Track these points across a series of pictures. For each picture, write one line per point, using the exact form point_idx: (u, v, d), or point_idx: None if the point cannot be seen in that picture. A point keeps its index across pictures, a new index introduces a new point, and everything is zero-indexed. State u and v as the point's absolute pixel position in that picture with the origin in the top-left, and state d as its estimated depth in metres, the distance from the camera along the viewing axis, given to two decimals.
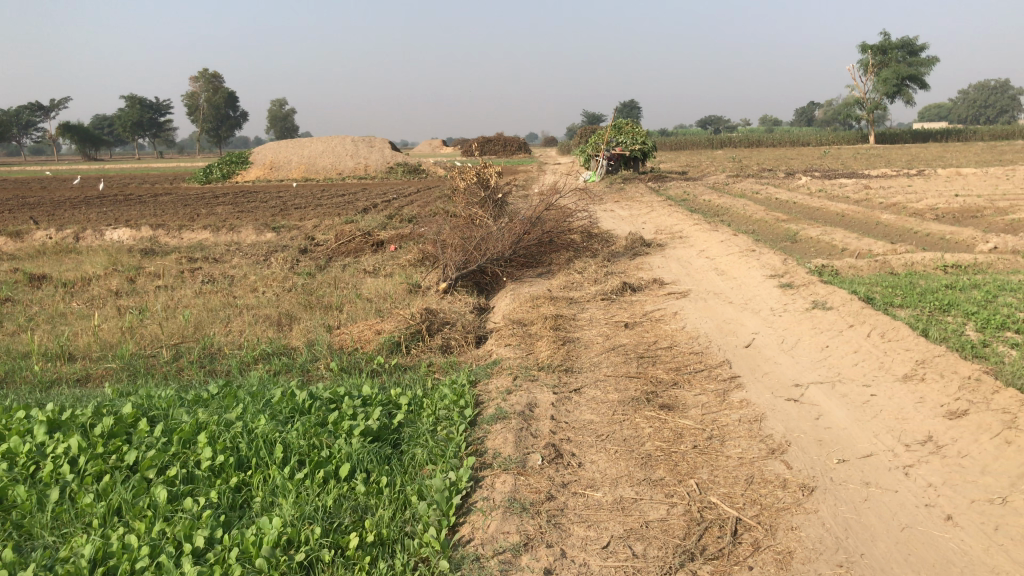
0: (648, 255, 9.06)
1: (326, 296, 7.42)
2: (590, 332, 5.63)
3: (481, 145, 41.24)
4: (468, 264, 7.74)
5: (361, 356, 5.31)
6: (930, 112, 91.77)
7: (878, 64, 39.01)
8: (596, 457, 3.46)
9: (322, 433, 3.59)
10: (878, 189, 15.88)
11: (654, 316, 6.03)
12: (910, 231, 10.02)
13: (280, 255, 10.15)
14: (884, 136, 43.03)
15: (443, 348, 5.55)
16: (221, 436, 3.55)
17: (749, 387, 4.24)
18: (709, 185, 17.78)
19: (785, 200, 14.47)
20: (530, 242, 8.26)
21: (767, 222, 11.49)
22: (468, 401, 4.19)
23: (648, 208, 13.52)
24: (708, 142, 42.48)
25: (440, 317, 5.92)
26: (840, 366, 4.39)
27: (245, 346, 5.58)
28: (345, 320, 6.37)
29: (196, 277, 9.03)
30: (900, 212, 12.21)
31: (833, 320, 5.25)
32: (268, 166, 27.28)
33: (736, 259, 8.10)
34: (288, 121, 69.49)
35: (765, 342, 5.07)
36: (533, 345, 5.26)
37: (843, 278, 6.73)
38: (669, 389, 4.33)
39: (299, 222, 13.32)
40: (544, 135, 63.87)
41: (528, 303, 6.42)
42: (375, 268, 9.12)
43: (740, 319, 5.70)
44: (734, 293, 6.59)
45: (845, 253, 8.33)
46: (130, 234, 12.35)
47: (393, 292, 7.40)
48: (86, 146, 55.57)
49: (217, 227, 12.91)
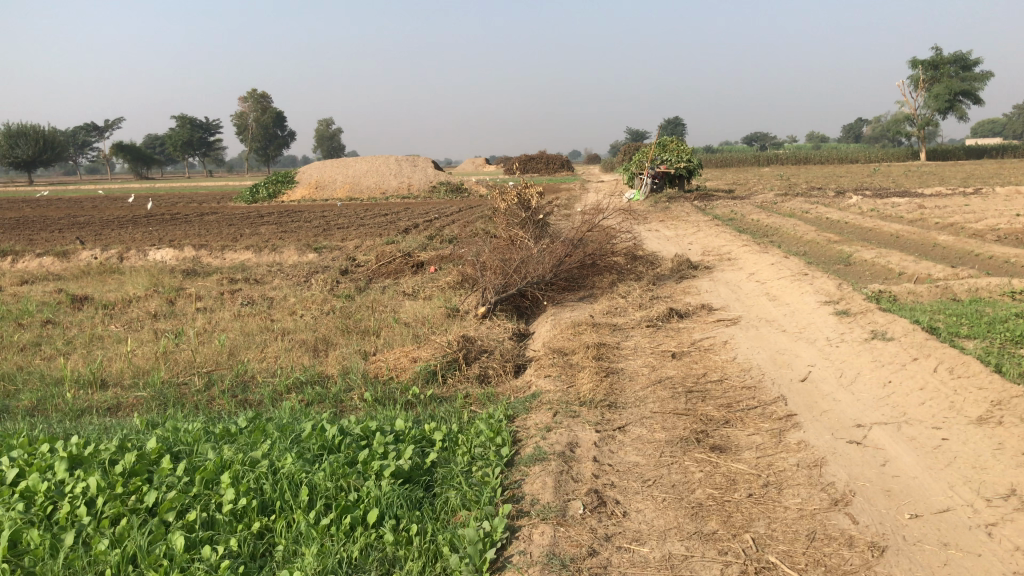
0: (695, 278, 8.78)
1: (363, 320, 7.27)
2: (635, 362, 5.39)
3: (525, 163, 41.15)
4: (508, 288, 7.54)
5: (396, 386, 5.12)
6: (983, 127, 89.72)
7: (930, 80, 38.18)
8: (642, 506, 3.22)
9: (350, 473, 3.39)
10: (932, 208, 15.38)
11: (702, 345, 5.76)
12: (970, 254, 9.60)
13: (319, 277, 10.05)
14: (936, 153, 42.03)
15: (481, 377, 5.34)
16: (245, 477, 3.37)
17: (806, 427, 3.96)
18: (757, 204, 17.38)
19: (835, 220, 14.05)
20: (572, 265, 8.04)
21: (818, 243, 11.13)
22: (506, 438, 3.97)
23: (694, 228, 13.22)
24: (754, 160, 41.91)
25: (478, 345, 5.72)
26: (905, 405, 4.08)
27: (278, 374, 5.43)
28: (381, 346, 6.20)
29: (235, 299, 8.96)
30: (958, 233, 11.75)
31: (895, 352, 4.94)
32: (313, 185, 27.47)
33: (787, 283, 7.79)
34: (335, 141, 70.30)
35: (821, 376, 4.78)
36: (575, 376, 5.03)
37: (903, 305, 6.40)
38: (719, 428, 4.07)
39: (340, 243, 13.26)
40: (588, 153, 63.70)
41: (570, 329, 6.19)
42: (414, 290, 8.97)
43: (793, 350, 5.41)
44: (786, 320, 6.29)
45: (902, 278, 7.97)
46: (173, 255, 12.37)
47: (431, 316, 7.22)
48: (137, 166, 56.70)
49: (258, 247, 12.89)
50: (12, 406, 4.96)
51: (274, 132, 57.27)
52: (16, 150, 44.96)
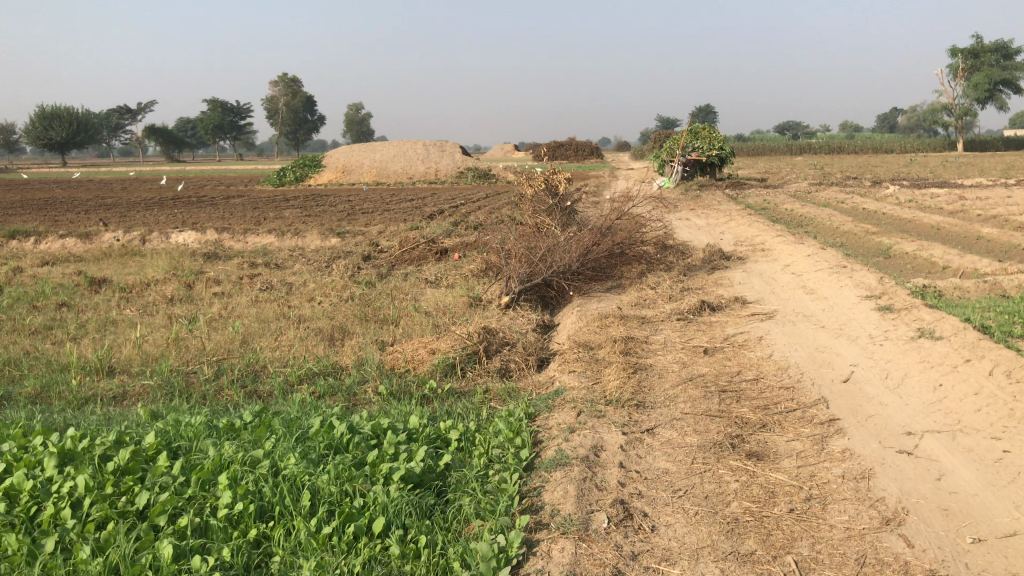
0: (727, 269, 8.46)
1: (383, 308, 7.04)
2: (665, 358, 5.10)
3: (553, 149, 40.75)
4: (533, 276, 7.28)
5: (411, 380, 4.88)
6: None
7: (970, 68, 37.22)
8: (673, 520, 2.94)
9: (356, 477, 3.15)
10: (974, 199, 14.88)
11: (736, 341, 5.45)
12: (1017, 247, 9.17)
13: (340, 263, 9.84)
14: (975, 144, 41.03)
15: (502, 372, 5.08)
16: (244, 479, 3.14)
17: (851, 434, 3.65)
18: (791, 193, 16.94)
19: (873, 211, 13.60)
20: (600, 254, 7.75)
21: (856, 234, 10.73)
22: (525, 439, 3.71)
23: (726, 217, 12.85)
24: (787, 149, 41.16)
25: (499, 337, 5.46)
26: (959, 412, 3.76)
27: (290, 364, 5.21)
28: (399, 336, 5.96)
29: (253, 284, 8.78)
30: (1002, 226, 11.29)
31: (945, 353, 4.60)
32: (340, 169, 27.31)
33: (825, 276, 7.45)
34: (364, 125, 70.22)
35: (866, 377, 4.46)
36: (600, 373, 4.75)
37: (950, 301, 6.05)
38: (756, 433, 3.78)
39: (363, 228, 13.06)
40: (618, 141, 63.11)
41: (596, 322, 5.91)
42: (437, 278, 8.73)
43: (835, 348, 5.08)
44: (825, 315, 5.96)
45: (947, 272, 7.59)
46: (195, 238, 12.23)
47: (453, 306, 6.97)
48: (168, 148, 56.99)
49: (281, 231, 12.72)
50: (14, 393, 4.78)
51: (303, 116, 57.28)
52: (48, 132, 45.30)
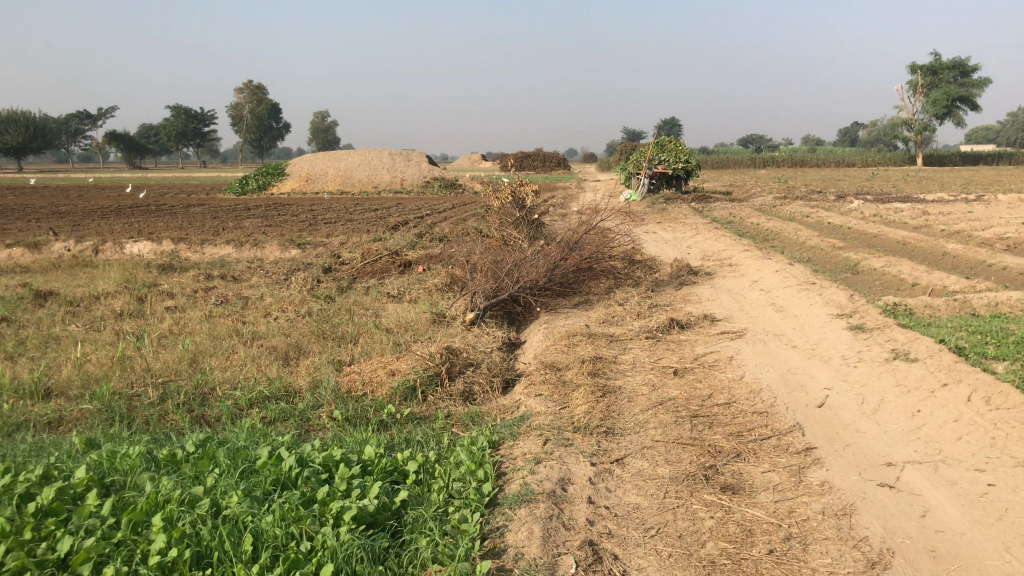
0: (695, 285, 8.32)
1: (342, 325, 6.78)
2: (634, 380, 4.91)
3: (520, 160, 40.63)
4: (499, 292, 7.07)
5: (368, 404, 4.64)
6: (980, 133, 89.61)
7: (929, 85, 37.79)
8: (645, 563, 2.74)
9: (304, 517, 2.92)
10: (936, 214, 14.97)
11: (706, 361, 5.28)
12: (983, 263, 9.16)
13: (300, 275, 9.56)
14: (934, 159, 41.69)
15: (464, 395, 4.85)
16: (181, 520, 2.89)
17: (830, 465, 3.49)
18: (756, 207, 16.95)
19: (838, 225, 13.60)
20: (567, 269, 7.56)
21: (823, 249, 10.67)
22: (488, 471, 3.50)
23: (693, 231, 12.76)
24: (751, 162, 41.47)
25: (463, 357, 5.23)
26: (940, 440, 3.60)
27: (241, 387, 4.95)
28: (358, 356, 5.71)
29: (208, 298, 8.46)
30: (966, 242, 11.32)
31: (921, 376, 4.46)
32: (304, 178, 26.93)
33: (794, 293, 7.32)
34: (330, 133, 69.62)
35: (841, 402, 4.30)
36: (567, 397, 4.54)
37: (922, 320, 5.94)
38: (730, 463, 3.59)
39: (325, 239, 12.77)
40: (584, 152, 63.24)
41: (563, 340, 5.71)
42: (399, 292, 8.49)
43: (808, 370, 4.93)
44: (797, 334, 5.81)
45: (915, 289, 7.52)
46: (151, 248, 11.85)
47: (415, 322, 6.74)
48: (130, 155, 55.96)
49: (240, 242, 12.38)
50: None
51: (268, 123, 56.63)
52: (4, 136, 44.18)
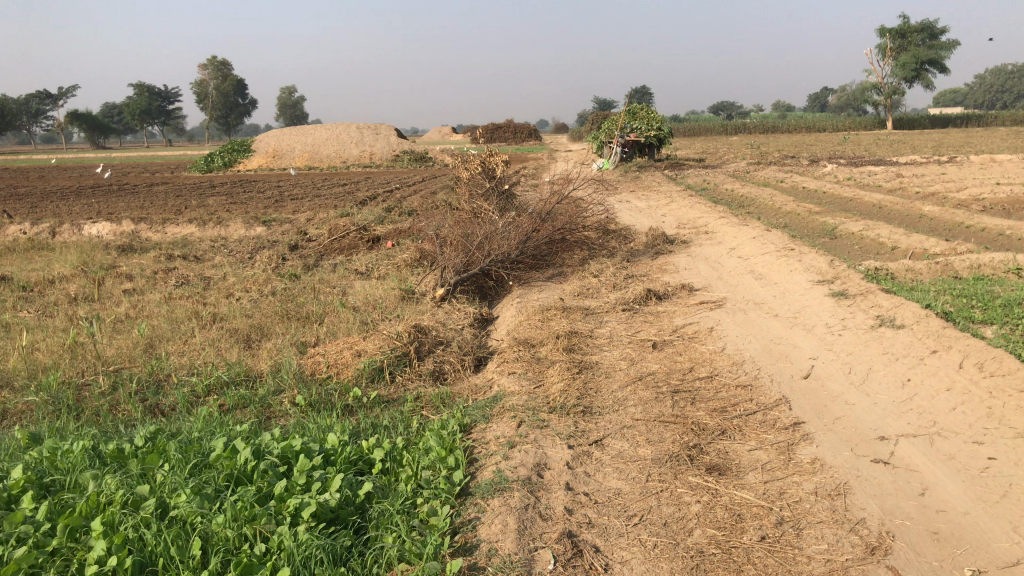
0: (671, 254, 8.13)
1: (306, 304, 6.51)
2: (612, 354, 4.70)
3: (491, 131, 40.18)
4: (469, 266, 6.84)
5: (332, 388, 4.40)
6: (948, 95, 90.03)
7: (898, 48, 37.71)
8: (628, 556, 2.54)
9: (259, 516, 2.69)
10: (911, 177, 14.86)
11: (686, 332, 5.09)
12: (961, 225, 9.05)
13: (264, 254, 9.25)
14: (903, 122, 41.78)
15: (434, 375, 4.62)
16: (122, 524, 2.65)
17: (820, 441, 3.31)
18: (730, 173, 16.78)
19: (813, 190, 13.45)
20: (539, 241, 7.33)
21: (799, 214, 10.51)
22: (459, 456, 3.28)
23: (667, 199, 12.56)
24: (722, 129, 41.30)
25: (432, 335, 5.00)
26: (934, 411, 3.44)
27: (199, 373, 4.68)
28: (323, 337, 5.45)
29: (169, 279, 8.15)
30: (942, 203, 11.22)
31: (908, 344, 4.30)
32: (270, 154, 26.40)
33: (773, 260, 7.15)
34: (298, 109, 68.56)
35: (827, 373, 4.13)
36: (542, 374, 4.32)
37: (905, 285, 5.79)
38: (715, 441, 3.40)
39: (291, 215, 12.42)
40: (556, 122, 62.82)
41: (537, 315, 5.50)
42: (367, 268, 8.22)
43: (791, 340, 4.75)
44: (778, 302, 5.64)
45: (895, 252, 7.38)
46: (110, 229, 11.45)
47: (383, 300, 6.49)
48: (93, 134, 54.73)
49: (203, 221, 12.01)
50: None
51: (234, 99, 55.54)
52: None
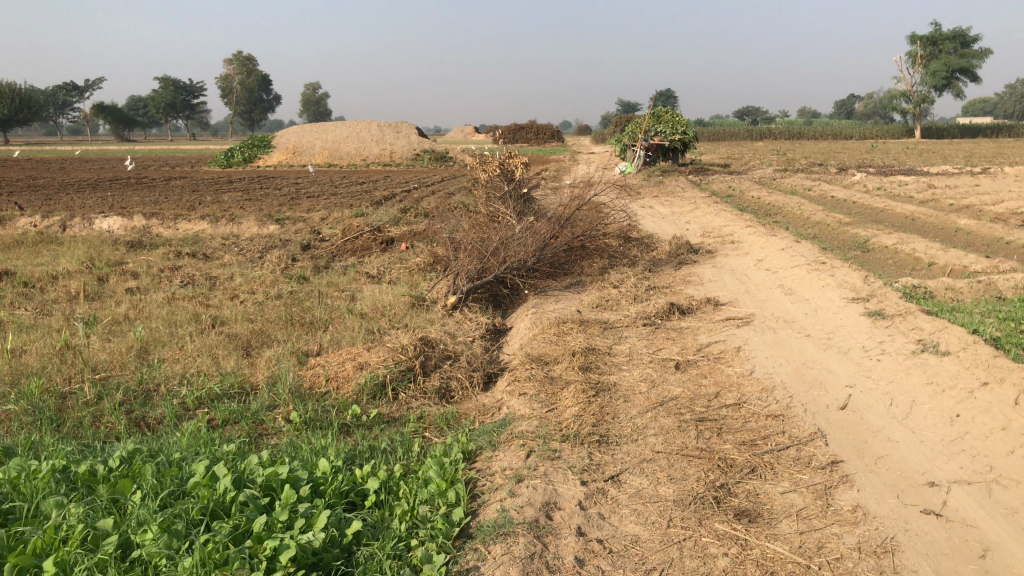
0: (695, 264, 7.79)
1: (313, 309, 6.23)
2: (631, 375, 4.38)
3: (513, 132, 39.88)
4: (483, 273, 6.54)
5: (330, 404, 4.12)
6: (977, 105, 88.80)
7: (928, 56, 37.06)
8: None
9: (231, 561, 2.39)
10: (943, 188, 14.41)
11: (711, 352, 4.76)
12: (999, 241, 8.64)
13: (274, 253, 8.99)
14: (932, 132, 41.07)
15: (440, 392, 4.32)
16: (77, 567, 2.35)
17: (861, 485, 2.97)
18: (755, 180, 16.38)
19: (842, 199, 13.05)
20: (557, 248, 7.02)
21: (829, 225, 10.14)
22: (460, 491, 2.97)
23: (691, 205, 12.21)
24: (747, 134, 40.78)
25: (440, 349, 4.70)
26: (989, 455, 3.10)
27: (191, 383, 4.41)
28: (326, 346, 5.17)
29: (175, 278, 7.91)
30: (978, 217, 10.78)
31: (955, 373, 3.95)
32: (291, 151, 26.25)
33: (803, 274, 6.79)
34: (322, 106, 68.63)
35: (866, 403, 3.79)
36: (556, 396, 4.01)
37: (946, 306, 5.42)
38: (744, 480, 3.08)
39: (305, 214, 12.19)
40: (578, 124, 62.37)
41: (552, 328, 5.19)
42: (379, 271, 7.95)
43: (826, 364, 4.40)
44: (809, 321, 5.30)
45: (932, 269, 6.99)
46: (122, 224, 11.25)
47: (392, 306, 6.20)
48: (119, 127, 54.86)
49: (216, 217, 11.79)
50: None
51: (259, 95, 55.61)
52: None
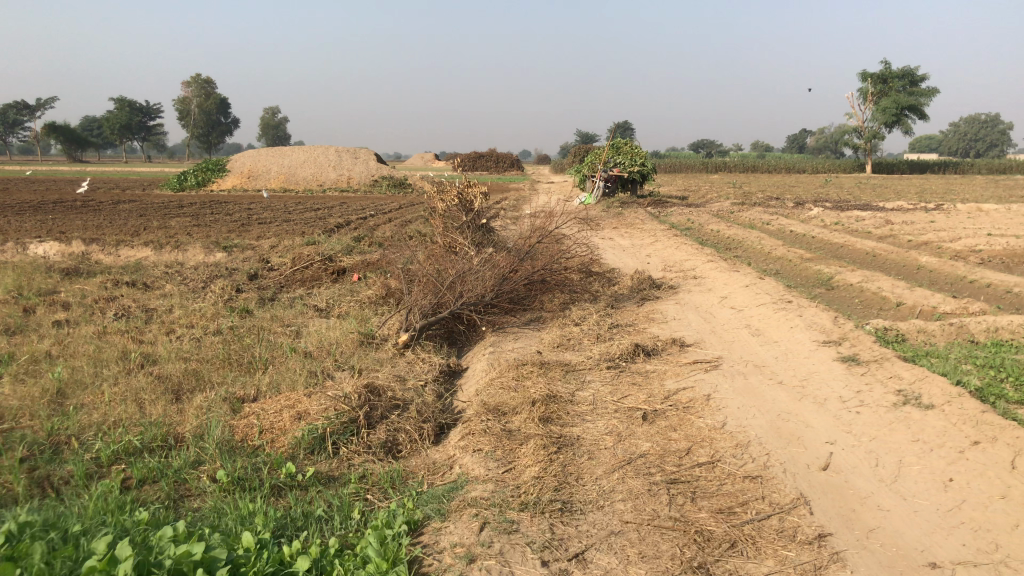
0: (658, 300, 7.52)
1: (253, 346, 5.81)
2: (595, 427, 4.04)
3: (472, 160, 39.73)
4: (438, 309, 6.18)
5: (261, 461, 3.71)
6: (925, 142, 91.06)
7: (880, 93, 37.75)
8: None
9: None
10: (900, 223, 14.43)
11: (679, 400, 4.44)
12: (963, 279, 8.51)
13: (218, 283, 8.54)
14: (884, 167, 41.82)
15: (386, 447, 3.94)
16: None
17: (855, 566, 2.66)
18: (715, 213, 16.28)
19: (801, 233, 12.96)
20: (517, 282, 6.63)
21: (791, 260, 9.95)
22: (402, 573, 2.59)
23: (651, 238, 12.01)
24: (703, 167, 41.12)
25: (387, 397, 4.31)
26: (991, 530, 2.82)
27: (108, 436, 3.96)
28: (264, 391, 4.76)
29: (109, 309, 7.41)
30: (938, 254, 10.71)
31: (942, 430, 3.68)
32: (245, 174, 25.67)
33: (770, 313, 6.54)
34: (280, 130, 67.98)
35: (850, 463, 3.49)
36: (514, 453, 3.65)
37: (922, 350, 5.19)
38: (724, 558, 2.75)
39: (254, 241, 11.71)
40: (537, 152, 62.46)
41: (510, 372, 4.83)
42: (328, 304, 7.55)
43: (802, 416, 4.11)
44: (781, 366, 5.02)
45: (900, 309, 6.80)
46: (58, 250, 10.68)
47: (339, 344, 5.80)
48: (70, 148, 53.47)
49: (160, 244, 11.27)
50: None
51: (216, 118, 54.87)
52: None
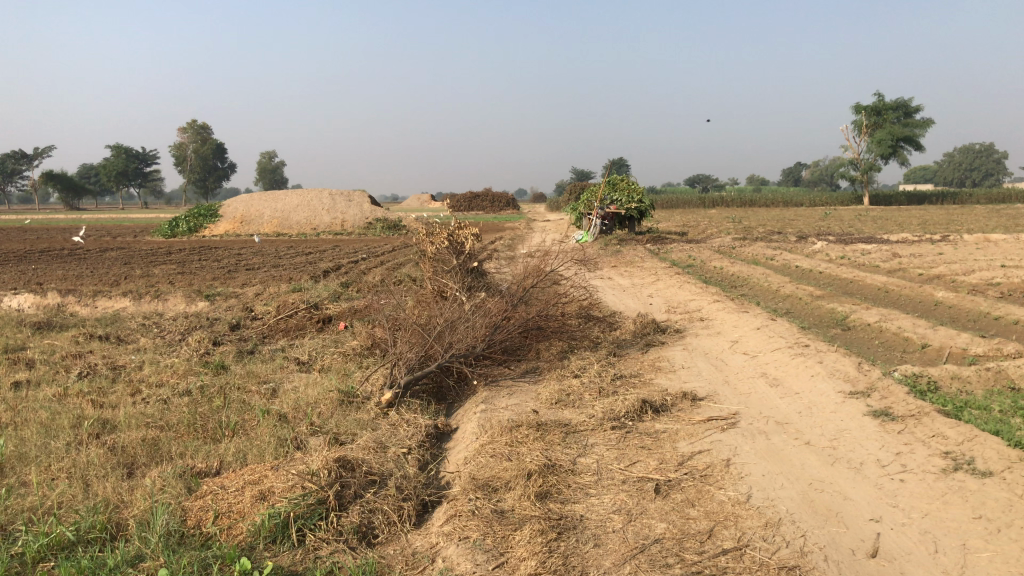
0: (664, 346, 7.02)
1: (221, 409, 5.29)
2: (601, 504, 3.51)
3: (467, 200, 39.47)
4: (425, 362, 5.67)
5: (212, 555, 3.17)
6: (920, 172, 91.15)
7: (874, 126, 37.62)
8: None
9: None
10: (908, 256, 14.00)
11: (696, 467, 3.91)
12: (985, 316, 8.01)
13: (196, 335, 8.04)
14: (881, 199, 41.55)
15: (360, 532, 3.41)
16: None
17: None
18: (715, 249, 15.85)
19: (807, 269, 12.51)
20: (511, 331, 6.12)
21: (801, 299, 9.46)
22: None
23: (653, 277, 11.52)
24: (699, 202, 40.86)
25: (363, 473, 3.79)
26: None
27: (38, 526, 3.42)
28: (227, 463, 4.23)
29: (75, 367, 6.90)
30: (953, 288, 10.22)
31: (1004, 505, 3.17)
32: (237, 220, 25.28)
33: (787, 359, 6.03)
34: (276, 174, 68.00)
35: (903, 548, 2.97)
36: (507, 541, 3.14)
37: (962, 402, 4.66)
38: None
39: (239, 289, 11.25)
40: (533, 192, 62.41)
41: (504, 437, 4.30)
42: (309, 356, 7.04)
43: (837, 485, 3.58)
44: (807, 423, 4.49)
45: (926, 353, 6.29)
46: (31, 302, 10.19)
47: (317, 405, 5.28)
48: (65, 196, 53.28)
49: (139, 294, 10.78)
50: None
51: (212, 163, 54.81)
52: None
